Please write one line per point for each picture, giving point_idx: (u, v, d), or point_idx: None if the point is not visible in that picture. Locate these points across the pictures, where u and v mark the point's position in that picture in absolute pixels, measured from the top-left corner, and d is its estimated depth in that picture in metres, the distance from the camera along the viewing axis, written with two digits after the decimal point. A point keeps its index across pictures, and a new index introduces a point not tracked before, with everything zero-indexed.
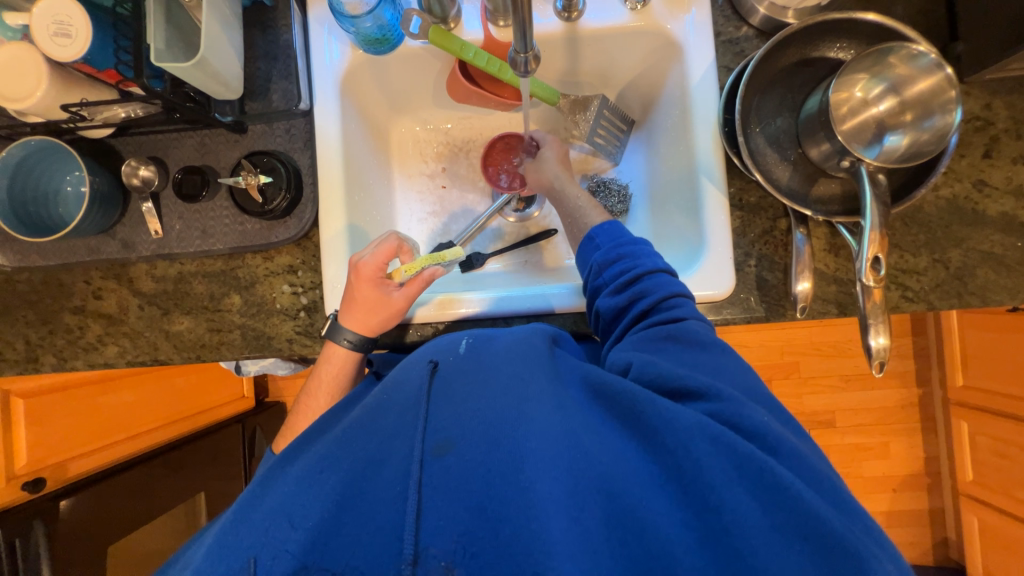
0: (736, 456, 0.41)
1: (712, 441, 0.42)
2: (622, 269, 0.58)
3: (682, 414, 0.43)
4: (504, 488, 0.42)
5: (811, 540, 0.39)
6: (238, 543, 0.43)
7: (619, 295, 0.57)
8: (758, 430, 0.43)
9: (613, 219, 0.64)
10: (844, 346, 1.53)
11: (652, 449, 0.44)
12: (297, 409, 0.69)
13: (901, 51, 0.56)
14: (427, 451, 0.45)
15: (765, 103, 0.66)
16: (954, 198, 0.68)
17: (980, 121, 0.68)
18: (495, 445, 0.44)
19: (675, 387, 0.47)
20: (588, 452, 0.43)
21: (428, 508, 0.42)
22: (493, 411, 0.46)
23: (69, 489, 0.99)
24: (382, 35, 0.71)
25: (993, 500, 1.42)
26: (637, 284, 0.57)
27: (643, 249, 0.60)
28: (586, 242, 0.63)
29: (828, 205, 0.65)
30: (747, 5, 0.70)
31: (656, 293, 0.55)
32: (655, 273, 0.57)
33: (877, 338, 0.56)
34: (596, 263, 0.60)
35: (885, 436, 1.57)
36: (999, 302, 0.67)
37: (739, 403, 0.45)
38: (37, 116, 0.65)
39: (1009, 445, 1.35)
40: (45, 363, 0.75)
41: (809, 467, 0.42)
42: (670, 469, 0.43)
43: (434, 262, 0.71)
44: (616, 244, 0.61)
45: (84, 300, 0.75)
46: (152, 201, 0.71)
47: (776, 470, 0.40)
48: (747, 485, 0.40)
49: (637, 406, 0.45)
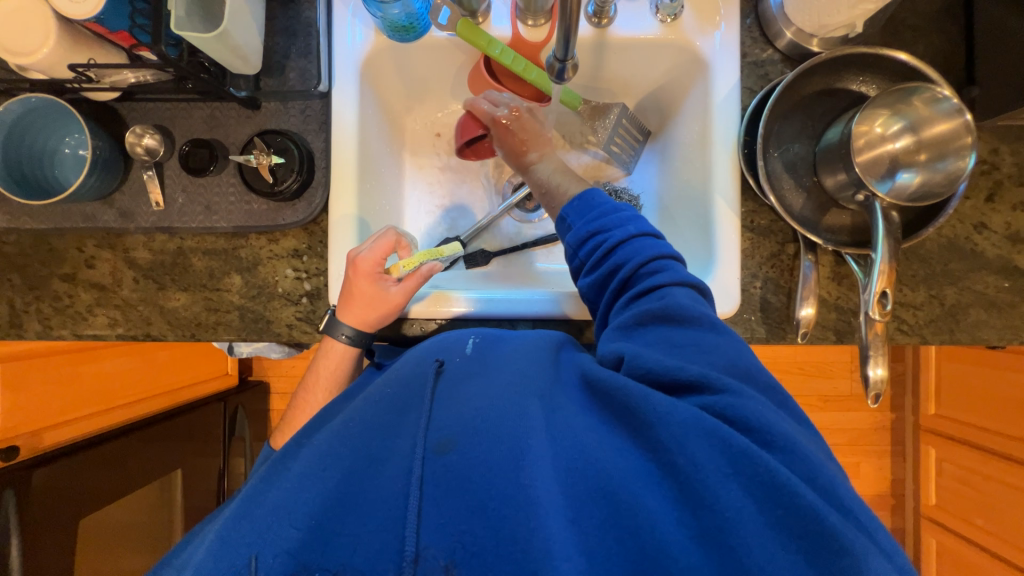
0: (734, 454, 0.40)
1: (707, 436, 0.41)
2: (594, 247, 0.58)
3: (673, 409, 0.43)
4: (501, 484, 0.41)
5: (809, 537, 0.38)
6: (238, 540, 0.42)
7: (597, 271, 0.57)
8: (755, 426, 0.42)
9: (585, 192, 0.62)
10: (825, 367, 1.58)
11: (646, 444, 0.43)
12: (297, 404, 0.68)
13: (925, 93, 0.58)
14: (428, 448, 0.44)
15: (785, 128, 0.67)
16: (955, 238, 0.70)
17: (987, 165, 0.70)
18: (495, 441, 0.43)
19: (666, 380, 0.47)
20: (584, 447, 0.43)
21: (428, 505, 0.42)
22: (493, 407, 0.46)
23: (43, 459, 0.95)
24: (409, 22, 0.68)
25: (954, 525, 1.48)
26: (613, 255, 0.56)
27: (608, 221, 0.58)
28: (560, 223, 0.62)
29: (837, 234, 0.66)
30: (775, 28, 0.71)
31: (629, 264, 0.55)
32: (629, 241, 0.56)
33: (875, 369, 0.57)
34: (570, 244, 0.60)
35: (856, 456, 1.63)
36: (987, 341, 0.70)
37: (735, 397, 0.44)
38: (40, 72, 0.62)
39: (973, 473, 1.41)
40: (29, 330, 0.72)
41: (806, 463, 0.41)
42: (664, 465, 0.42)
43: (432, 258, 0.69)
44: (584, 220, 0.59)
45: (75, 268, 0.72)
46: (155, 171, 0.69)
47: (771, 465, 0.39)
48: (742, 482, 0.40)
49: (631, 401, 0.44)
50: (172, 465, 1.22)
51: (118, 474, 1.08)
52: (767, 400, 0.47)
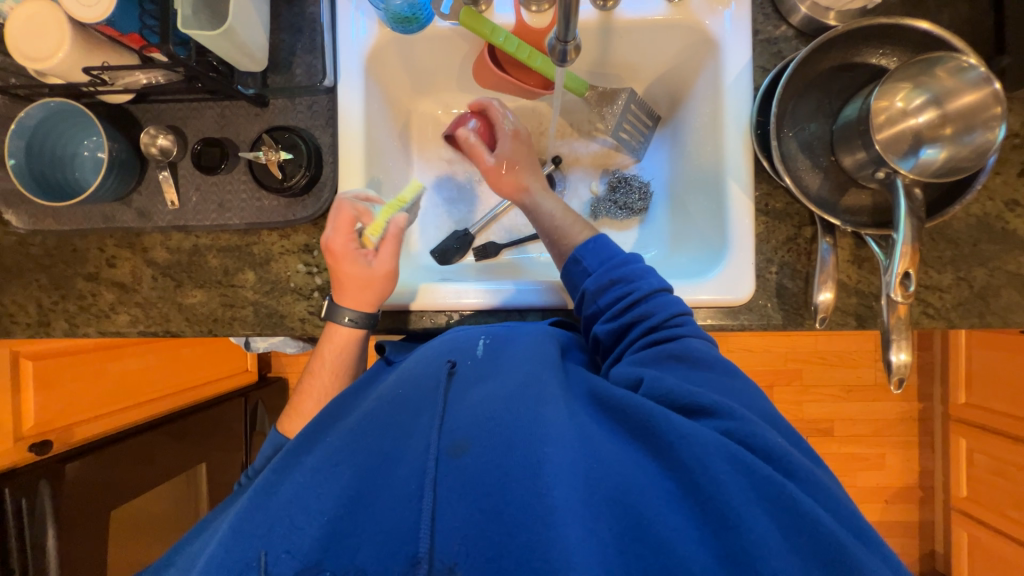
0: (756, 479, 0.40)
1: (729, 461, 0.41)
2: (618, 295, 0.56)
3: (696, 431, 0.42)
4: (519, 493, 0.40)
5: (832, 570, 0.37)
6: (254, 530, 0.43)
7: (617, 321, 0.56)
8: (776, 452, 0.42)
9: (598, 236, 0.61)
10: (847, 356, 1.54)
11: (667, 464, 0.42)
12: (300, 390, 0.67)
13: (949, 63, 0.55)
14: (442, 450, 0.44)
15: (799, 106, 0.64)
16: (985, 216, 0.67)
17: (1019, 139, 0.67)
18: (511, 448, 0.43)
19: (686, 402, 0.46)
20: (601, 459, 0.42)
21: (442, 508, 0.41)
22: (507, 413, 0.45)
23: (74, 453, 0.99)
24: (412, 13, 0.68)
25: (986, 517, 1.43)
26: (635, 309, 0.55)
27: (637, 269, 0.57)
28: (573, 264, 0.61)
29: (857, 215, 0.63)
30: (788, 3, 0.68)
31: (655, 317, 0.54)
32: (654, 294, 0.55)
33: (898, 354, 0.55)
34: (590, 289, 0.58)
35: (881, 448, 1.58)
36: (1020, 324, 0.67)
37: (753, 423, 0.44)
38: (57, 77, 0.64)
39: (1006, 464, 1.36)
40: (56, 328, 0.75)
41: (825, 491, 0.41)
42: (687, 485, 0.41)
43: (397, 211, 0.69)
44: (608, 267, 0.58)
45: (97, 267, 0.75)
46: (170, 171, 0.71)
47: (794, 493, 0.39)
48: (765, 506, 0.39)
49: (651, 421, 0.44)
50: (196, 460, 1.26)
51: (144, 468, 1.11)
52: (787, 441, 0.46)
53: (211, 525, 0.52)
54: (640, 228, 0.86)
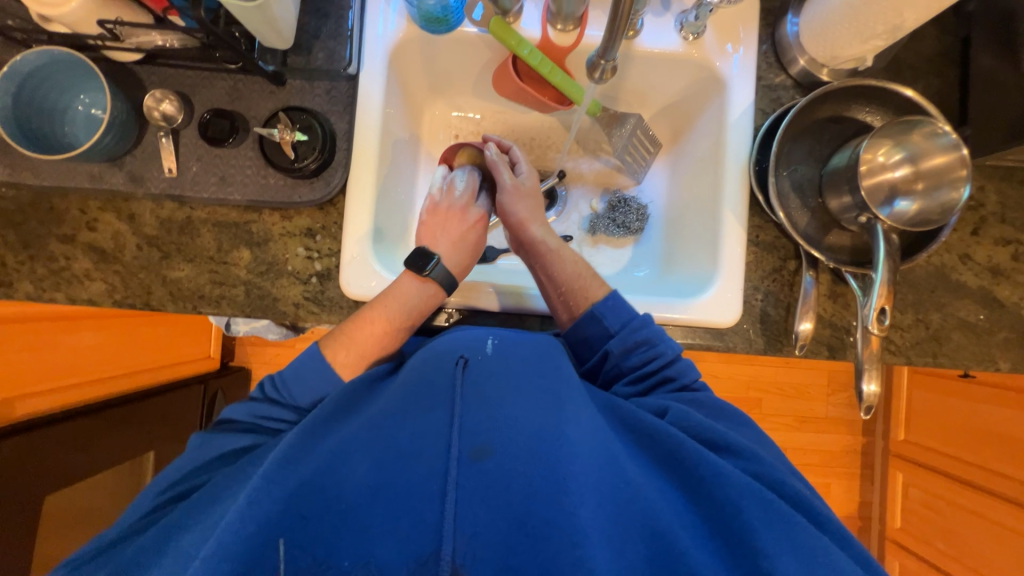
0: (788, 527, 0.44)
1: (761, 506, 0.45)
2: (643, 358, 0.60)
3: (727, 471, 0.46)
4: (547, 509, 0.42)
5: None
6: (266, 511, 0.42)
7: (637, 385, 0.60)
8: (787, 490, 0.48)
9: (616, 293, 0.63)
10: (803, 388, 1.63)
11: (696, 496, 0.47)
12: (354, 321, 0.64)
13: (925, 128, 0.62)
14: (465, 453, 0.45)
15: (794, 150, 0.70)
16: (943, 266, 0.74)
17: (973, 202, 0.75)
18: (538, 460, 0.44)
19: (710, 436, 0.51)
20: (630, 483, 0.46)
21: (462, 512, 0.42)
22: (534, 423, 0.47)
23: (21, 427, 0.90)
24: (443, 15, 0.70)
25: (918, 549, 1.54)
26: (657, 375, 0.60)
27: (657, 331, 0.61)
28: (592, 320, 0.62)
29: (838, 253, 0.69)
30: (789, 56, 0.75)
31: (680, 380, 0.60)
32: (674, 360, 0.60)
33: (869, 385, 0.60)
34: (614, 350, 0.61)
35: (827, 478, 1.66)
36: (966, 365, 0.74)
37: (773, 467, 0.49)
38: (63, 24, 0.61)
39: (936, 497, 1.48)
40: (18, 291, 0.69)
41: (836, 529, 0.47)
42: (713, 518, 0.45)
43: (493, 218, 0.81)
44: (630, 328, 0.61)
45: (75, 229, 0.70)
46: (171, 137, 0.68)
47: (824, 547, 0.43)
48: (794, 555, 0.42)
49: (678, 451, 0.48)
50: (145, 448, 1.18)
51: (83, 455, 1.01)
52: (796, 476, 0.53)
53: (199, 514, 0.48)
54: (635, 248, 0.89)
